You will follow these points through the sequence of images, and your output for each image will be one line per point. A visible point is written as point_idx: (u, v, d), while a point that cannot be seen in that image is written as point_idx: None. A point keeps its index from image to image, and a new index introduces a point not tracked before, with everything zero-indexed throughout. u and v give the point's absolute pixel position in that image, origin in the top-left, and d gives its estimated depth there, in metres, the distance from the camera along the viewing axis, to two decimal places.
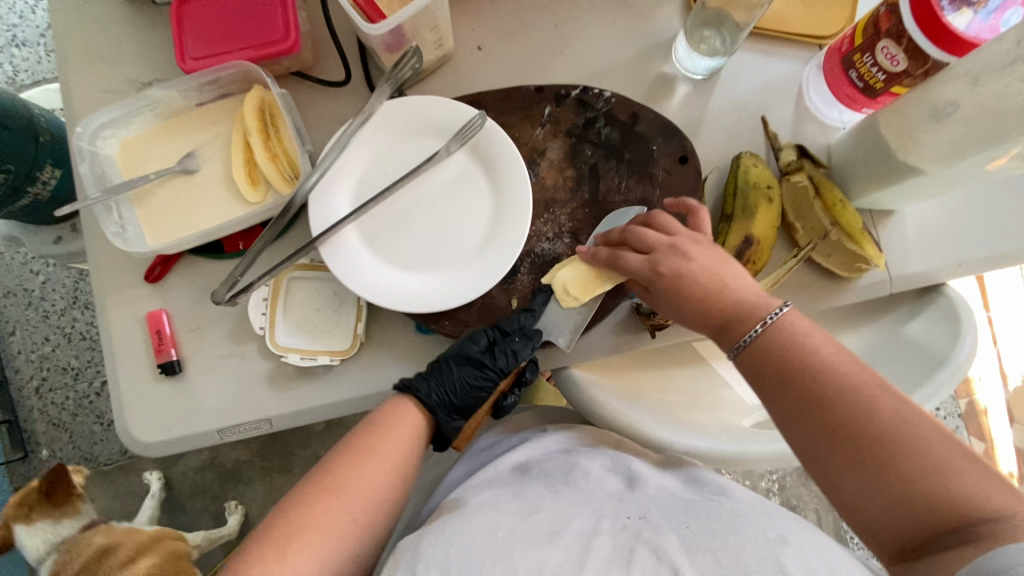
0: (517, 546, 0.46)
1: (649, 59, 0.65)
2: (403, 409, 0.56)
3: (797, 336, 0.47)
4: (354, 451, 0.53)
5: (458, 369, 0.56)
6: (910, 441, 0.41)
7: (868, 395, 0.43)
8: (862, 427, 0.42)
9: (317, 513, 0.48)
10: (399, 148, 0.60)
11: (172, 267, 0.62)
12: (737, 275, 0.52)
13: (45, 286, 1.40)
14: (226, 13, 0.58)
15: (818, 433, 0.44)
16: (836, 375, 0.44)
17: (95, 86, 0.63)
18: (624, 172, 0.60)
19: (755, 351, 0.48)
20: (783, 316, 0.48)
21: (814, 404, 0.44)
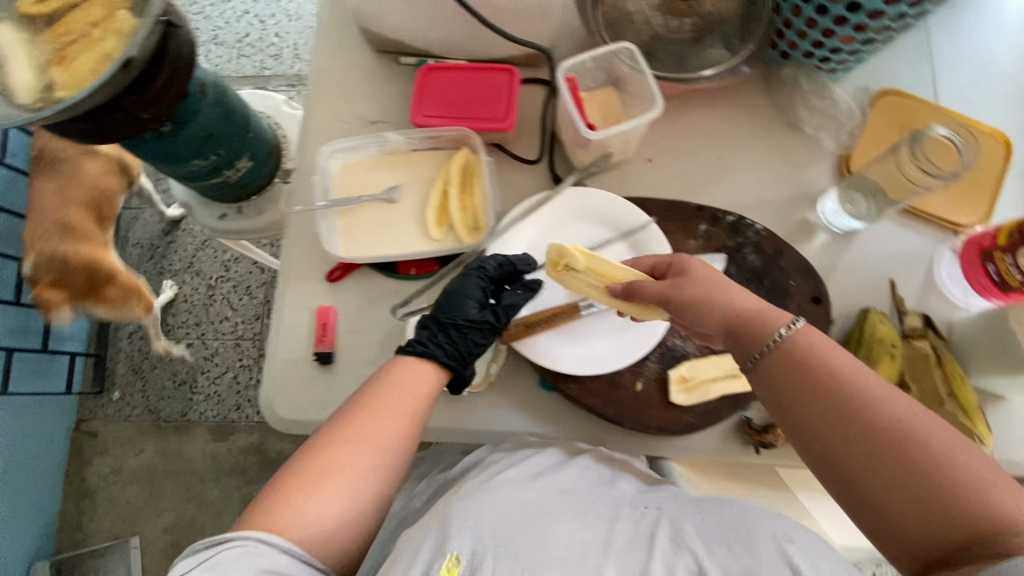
0: (549, 520, 0.52)
1: (796, 205, 0.73)
2: (417, 365, 0.58)
3: (812, 345, 0.48)
4: (364, 395, 0.55)
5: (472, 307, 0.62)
6: (926, 447, 0.41)
7: (899, 412, 0.43)
8: (896, 444, 0.42)
9: (331, 459, 0.50)
10: (570, 226, 0.69)
11: (349, 274, 0.71)
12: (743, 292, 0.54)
13: (170, 246, 1.55)
14: (462, 87, 0.70)
15: (847, 437, 0.44)
16: (863, 385, 0.45)
17: (332, 114, 0.76)
18: (761, 296, 0.66)
19: (776, 364, 0.49)
20: (796, 333, 0.49)
21: (852, 422, 0.44)
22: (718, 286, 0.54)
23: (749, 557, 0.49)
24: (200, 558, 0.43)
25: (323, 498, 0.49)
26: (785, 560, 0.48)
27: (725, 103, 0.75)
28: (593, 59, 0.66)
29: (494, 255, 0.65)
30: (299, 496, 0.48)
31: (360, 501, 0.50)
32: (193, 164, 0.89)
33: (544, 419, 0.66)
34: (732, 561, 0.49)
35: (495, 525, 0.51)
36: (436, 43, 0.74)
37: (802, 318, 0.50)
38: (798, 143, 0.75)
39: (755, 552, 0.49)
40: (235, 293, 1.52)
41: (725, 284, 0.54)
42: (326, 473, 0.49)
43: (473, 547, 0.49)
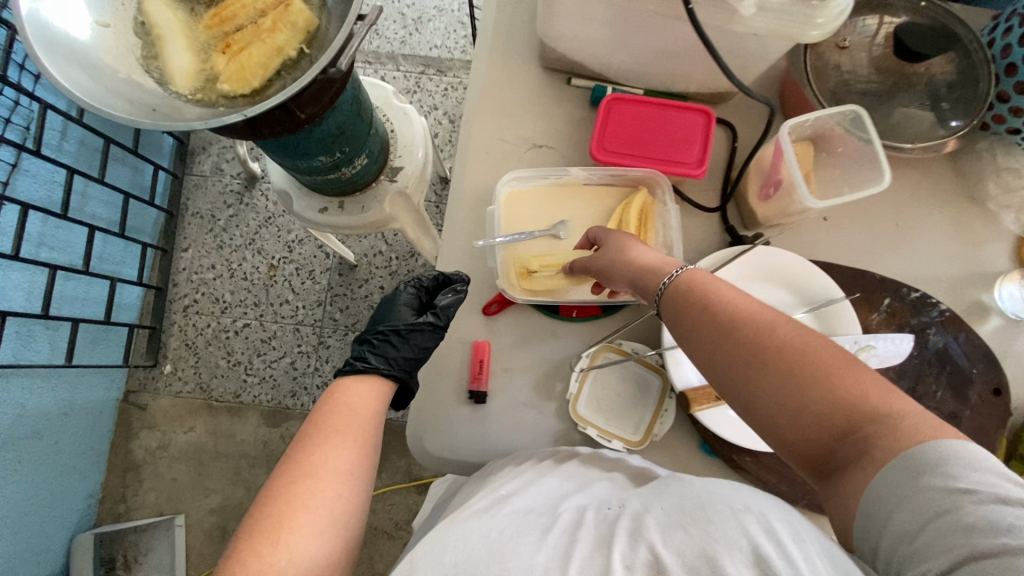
0: (514, 544, 0.45)
1: (972, 283, 0.70)
2: (356, 386, 0.61)
3: (697, 280, 0.49)
4: (312, 425, 0.55)
5: (393, 308, 0.71)
6: (800, 348, 0.41)
7: (769, 324, 0.43)
8: (775, 348, 0.41)
9: (295, 497, 0.49)
10: (753, 289, 0.65)
11: (505, 308, 0.68)
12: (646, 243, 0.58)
13: (231, 219, 1.49)
14: (653, 125, 0.65)
15: (714, 349, 0.45)
16: (732, 305, 0.45)
17: (493, 132, 0.71)
18: (943, 382, 0.64)
19: (675, 301, 0.50)
20: (687, 270, 0.51)
21: (729, 341, 0.44)
22: (630, 239, 0.59)
23: (699, 534, 0.41)
24: None
25: (300, 545, 0.47)
26: (744, 534, 0.40)
27: (907, 169, 0.72)
28: (814, 118, 0.62)
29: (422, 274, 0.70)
30: (272, 542, 0.46)
31: (331, 540, 0.48)
32: (316, 160, 0.84)
33: None
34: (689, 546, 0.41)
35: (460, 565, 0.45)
36: (620, 72, 0.69)
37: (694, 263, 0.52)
38: (979, 219, 0.72)
39: (712, 533, 0.41)
40: (297, 276, 1.47)
41: (641, 242, 0.58)
42: (286, 514, 0.48)
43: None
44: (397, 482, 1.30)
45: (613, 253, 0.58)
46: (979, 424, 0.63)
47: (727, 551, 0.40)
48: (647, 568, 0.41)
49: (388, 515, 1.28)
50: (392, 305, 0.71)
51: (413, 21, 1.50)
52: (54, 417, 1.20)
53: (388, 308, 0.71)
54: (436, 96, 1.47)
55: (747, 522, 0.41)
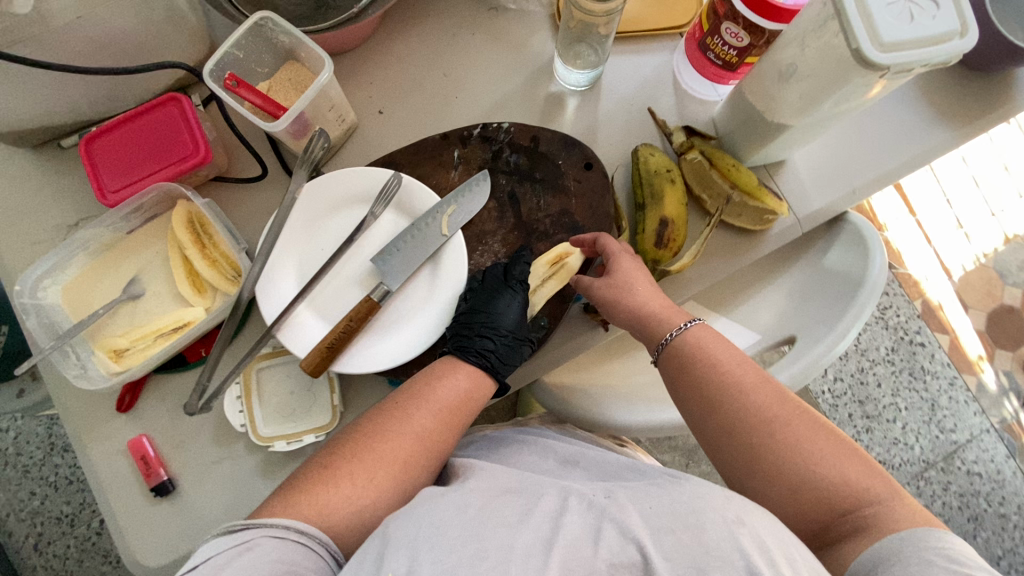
0: (491, 524, 0.43)
1: (535, 83, 0.70)
2: (450, 368, 0.57)
3: (700, 342, 0.53)
4: (443, 401, 0.54)
5: (514, 296, 0.60)
6: (767, 404, 0.49)
7: (752, 401, 0.50)
8: (749, 430, 0.49)
9: (385, 445, 0.50)
10: (330, 222, 0.62)
11: (142, 392, 0.63)
12: (652, 289, 0.57)
13: (19, 440, 1.37)
14: (137, 141, 0.61)
15: (715, 422, 0.51)
16: (739, 387, 0.50)
17: (23, 241, 0.65)
18: (539, 190, 0.64)
19: (671, 352, 0.54)
20: (690, 325, 0.54)
21: (720, 412, 0.50)
22: (628, 285, 0.57)
23: (696, 546, 0.41)
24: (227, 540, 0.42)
25: (360, 488, 0.48)
26: (738, 547, 0.40)
27: (421, 22, 0.71)
28: (248, 49, 0.59)
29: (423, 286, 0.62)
30: (341, 480, 0.48)
31: (384, 499, 0.49)
32: None
33: None
34: (680, 551, 0.41)
35: (430, 538, 0.42)
36: (88, 108, 0.64)
37: (695, 317, 0.55)
38: (509, 23, 0.71)
39: (707, 541, 0.41)
40: None
41: (629, 270, 0.58)
42: (370, 463, 0.49)
43: (410, 565, 0.40)
44: None
45: (606, 304, 0.58)
46: (588, 203, 0.64)
47: (719, 565, 0.39)
48: (632, 569, 0.41)
49: None
50: (496, 289, 0.60)
51: None
52: None
53: (487, 295, 0.60)
54: None
55: (740, 533, 0.41)
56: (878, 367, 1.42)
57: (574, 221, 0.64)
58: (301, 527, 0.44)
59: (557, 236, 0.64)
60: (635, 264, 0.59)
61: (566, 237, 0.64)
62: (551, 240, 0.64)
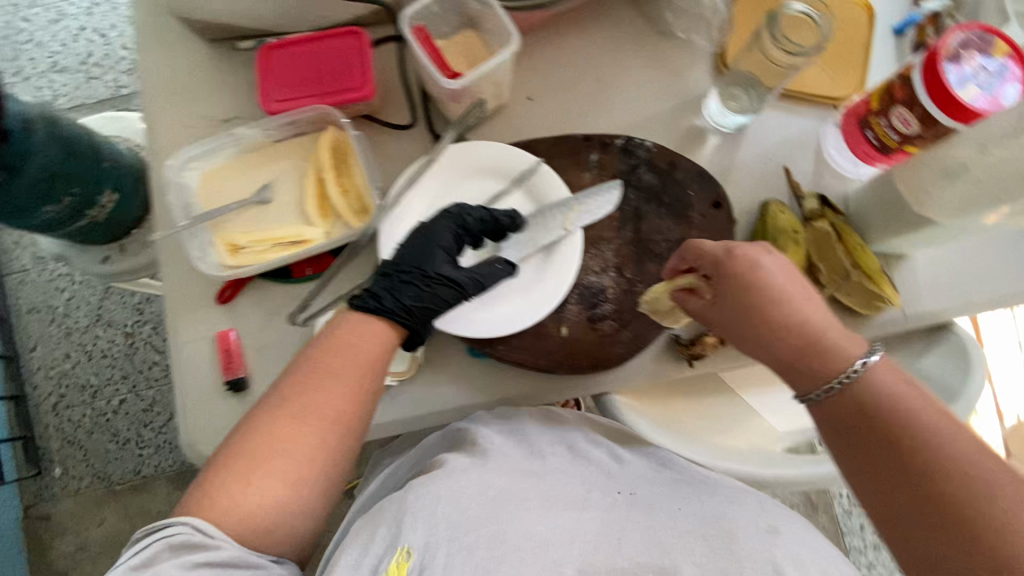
0: (515, 511, 0.52)
1: (683, 112, 0.72)
2: (366, 328, 0.56)
3: (885, 386, 0.45)
4: (316, 370, 0.52)
5: (408, 257, 0.60)
6: (978, 472, 0.40)
7: (958, 462, 0.40)
8: (950, 501, 0.40)
9: (290, 429, 0.49)
10: (461, 187, 0.65)
11: (242, 290, 0.66)
12: (794, 283, 0.52)
13: (70, 302, 1.42)
14: (310, 60, 0.63)
15: (853, 457, 0.46)
16: (937, 442, 0.42)
17: (177, 122, 0.69)
18: (664, 214, 0.65)
19: (844, 394, 0.47)
20: (869, 364, 0.46)
21: (913, 472, 0.42)
22: (743, 285, 0.52)
23: (730, 557, 0.49)
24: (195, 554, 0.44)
25: (293, 471, 0.48)
26: (770, 562, 0.48)
27: (592, 24, 0.72)
28: (439, 7, 0.62)
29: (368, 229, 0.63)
30: (245, 479, 0.47)
31: (303, 486, 0.48)
32: (43, 212, 0.80)
33: (477, 388, 0.64)
34: (708, 556, 0.49)
35: (455, 520, 0.51)
36: (270, 19, 0.67)
37: (879, 351, 0.47)
38: (672, 49, 0.73)
39: (737, 552, 0.49)
40: (156, 336, 1.42)
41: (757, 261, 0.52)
42: (266, 453, 0.48)
43: (426, 541, 0.49)
44: None
45: (723, 317, 0.54)
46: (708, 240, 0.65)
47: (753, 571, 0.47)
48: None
49: None
50: (419, 246, 0.60)
51: None
52: None
53: (425, 234, 0.61)
54: None
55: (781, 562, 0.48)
56: None
57: None
58: (197, 526, 0.44)
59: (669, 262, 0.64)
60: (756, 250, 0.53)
61: None
62: (663, 263, 0.64)
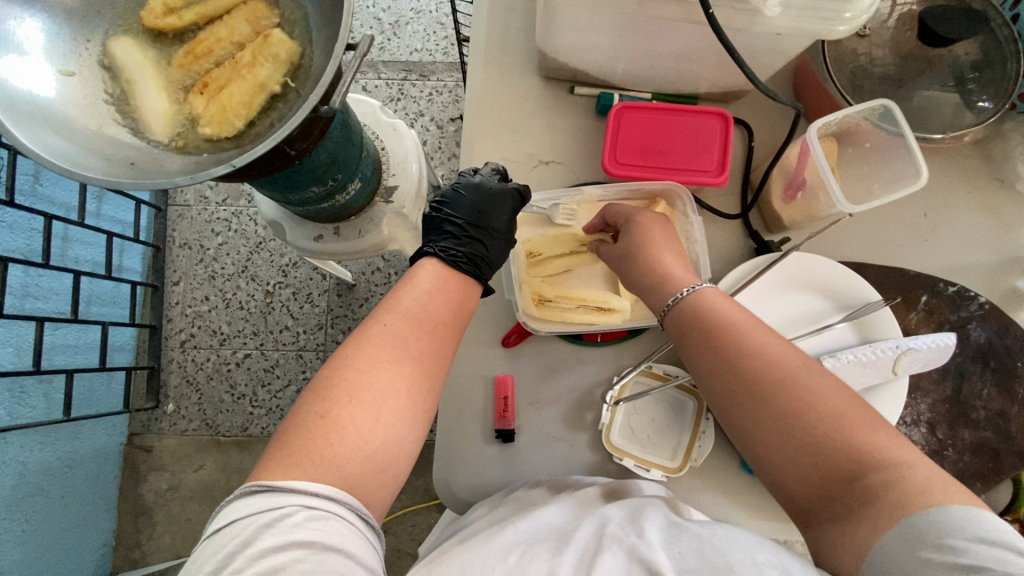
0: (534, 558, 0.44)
1: (1006, 269, 0.68)
2: (444, 274, 0.56)
3: (709, 303, 0.51)
4: (411, 306, 0.52)
5: (465, 198, 0.61)
6: (764, 364, 0.46)
7: (776, 359, 0.46)
8: (766, 390, 0.45)
9: (356, 370, 0.46)
10: (786, 299, 0.62)
11: (525, 338, 0.64)
12: (671, 242, 0.58)
13: (221, 248, 1.42)
14: (666, 132, 0.61)
15: (721, 382, 0.48)
16: (763, 350, 0.47)
17: (496, 152, 0.68)
18: (989, 379, 0.61)
19: (685, 314, 0.52)
20: (699, 288, 0.53)
21: (730, 369, 0.47)
22: (648, 233, 0.58)
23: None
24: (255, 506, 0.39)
25: (367, 426, 0.44)
26: None
27: (932, 155, 0.69)
28: (844, 116, 0.58)
29: (493, 161, 0.64)
30: (343, 405, 0.44)
31: (392, 429, 0.46)
32: (309, 192, 0.79)
33: (749, 509, 0.61)
34: None
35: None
36: (622, 77, 0.65)
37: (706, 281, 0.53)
38: (1009, 201, 0.68)
39: None
40: (296, 301, 1.41)
41: (656, 235, 0.58)
42: (358, 384, 0.46)
43: None
44: (416, 502, 1.24)
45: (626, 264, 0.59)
46: None
47: None
48: None
49: (411, 537, 1.23)
50: (465, 191, 0.62)
51: (390, 26, 1.53)
52: (56, 470, 1.17)
53: (491, 196, 0.62)
54: (421, 103, 1.50)
55: None
56: None
57: (1008, 428, 0.60)
58: (331, 495, 0.41)
59: (985, 432, 0.60)
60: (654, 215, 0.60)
61: (993, 438, 0.60)
62: (979, 431, 0.60)
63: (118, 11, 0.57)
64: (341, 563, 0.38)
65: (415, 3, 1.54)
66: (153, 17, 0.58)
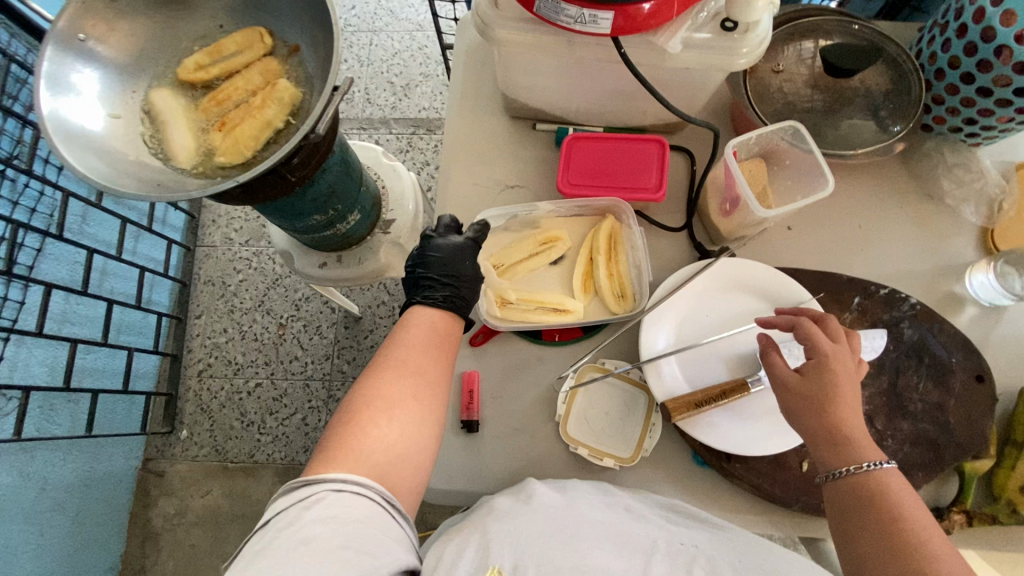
0: (584, 547, 0.51)
1: (941, 276, 0.72)
2: (433, 321, 0.60)
3: (887, 484, 0.50)
4: (412, 339, 0.56)
5: (435, 249, 0.66)
6: (908, 527, 0.47)
7: (916, 532, 0.46)
8: (904, 552, 0.45)
9: (379, 391, 0.51)
10: (724, 298, 0.68)
11: (491, 338, 0.71)
12: (853, 379, 0.56)
13: (241, 284, 1.54)
14: (611, 157, 0.71)
15: (870, 539, 0.48)
16: (916, 522, 0.47)
17: (469, 178, 0.78)
18: (924, 374, 0.65)
19: (848, 484, 0.51)
20: (881, 467, 0.51)
21: (889, 534, 0.47)
22: (828, 368, 0.55)
23: None
24: (300, 494, 0.45)
25: (384, 426, 0.49)
26: None
27: (863, 173, 0.76)
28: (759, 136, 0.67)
29: (448, 219, 0.70)
30: (364, 414, 0.49)
31: (418, 439, 0.51)
32: (311, 220, 0.90)
33: (698, 498, 0.64)
34: None
35: (534, 548, 0.50)
36: (576, 113, 0.76)
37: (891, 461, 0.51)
38: (938, 214, 0.74)
39: None
40: (306, 332, 1.51)
41: (849, 372, 0.56)
42: (374, 396, 0.50)
43: (515, 563, 0.49)
44: None
45: (794, 381, 0.56)
46: (966, 412, 0.64)
47: None
48: None
49: None
50: (434, 243, 0.67)
51: (401, 88, 1.71)
52: (74, 488, 1.24)
53: (458, 249, 0.66)
54: (427, 153, 1.66)
55: None
56: None
57: (946, 420, 0.63)
58: (360, 480, 0.46)
59: (922, 423, 0.63)
60: (840, 347, 0.57)
61: (932, 429, 0.63)
62: (916, 422, 0.63)
63: (159, 69, 0.71)
64: (374, 535, 0.44)
65: (424, 68, 1.73)
66: (186, 72, 0.71)
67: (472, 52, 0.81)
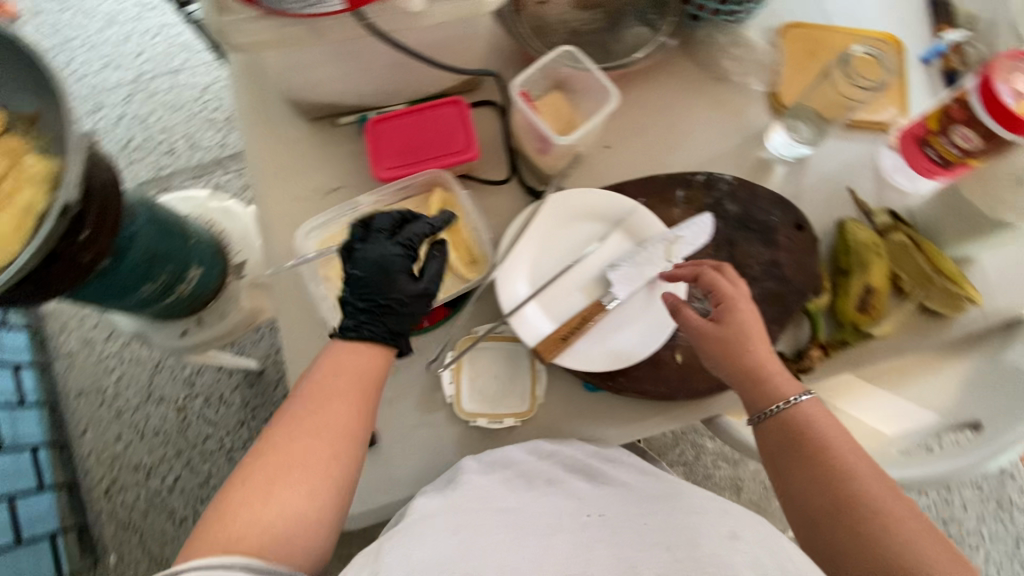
0: (482, 543, 0.48)
1: (748, 147, 0.78)
2: (357, 354, 0.56)
3: (812, 417, 0.56)
4: (322, 389, 0.53)
5: (354, 261, 0.60)
6: (835, 454, 0.54)
7: (841, 459, 0.53)
8: (829, 475, 0.53)
9: (279, 454, 0.49)
10: (565, 231, 0.70)
11: None
12: (755, 317, 0.61)
13: (119, 382, 1.40)
14: (415, 131, 0.69)
15: (801, 467, 0.54)
16: (839, 450, 0.54)
17: (286, 195, 0.73)
18: (754, 240, 0.70)
19: (779, 421, 0.57)
20: (802, 400, 0.57)
21: (821, 464, 0.53)
22: (735, 310, 0.60)
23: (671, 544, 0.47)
24: None
25: (288, 493, 0.47)
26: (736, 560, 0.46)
27: (656, 75, 0.79)
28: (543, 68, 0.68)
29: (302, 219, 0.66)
30: (261, 480, 0.47)
31: (317, 503, 0.48)
32: (142, 292, 0.82)
33: (600, 422, 0.67)
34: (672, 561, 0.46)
35: (429, 560, 0.46)
36: (371, 97, 0.73)
37: (808, 392, 0.57)
38: (731, 92, 0.79)
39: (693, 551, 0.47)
40: (210, 406, 1.40)
41: (751, 312, 0.61)
42: (277, 465, 0.48)
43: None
44: None
45: (701, 330, 0.60)
46: (797, 260, 0.70)
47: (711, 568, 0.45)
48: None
49: None
50: (353, 253, 0.61)
51: (224, 122, 1.58)
52: None
53: (382, 256, 0.60)
54: None
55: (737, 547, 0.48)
56: (967, 490, 1.29)
57: (783, 273, 0.69)
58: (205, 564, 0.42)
59: (765, 282, 0.69)
60: (744, 294, 0.62)
61: (774, 285, 0.69)
62: (759, 284, 0.69)
63: None
64: None
65: None
66: None
67: (245, 65, 0.75)
